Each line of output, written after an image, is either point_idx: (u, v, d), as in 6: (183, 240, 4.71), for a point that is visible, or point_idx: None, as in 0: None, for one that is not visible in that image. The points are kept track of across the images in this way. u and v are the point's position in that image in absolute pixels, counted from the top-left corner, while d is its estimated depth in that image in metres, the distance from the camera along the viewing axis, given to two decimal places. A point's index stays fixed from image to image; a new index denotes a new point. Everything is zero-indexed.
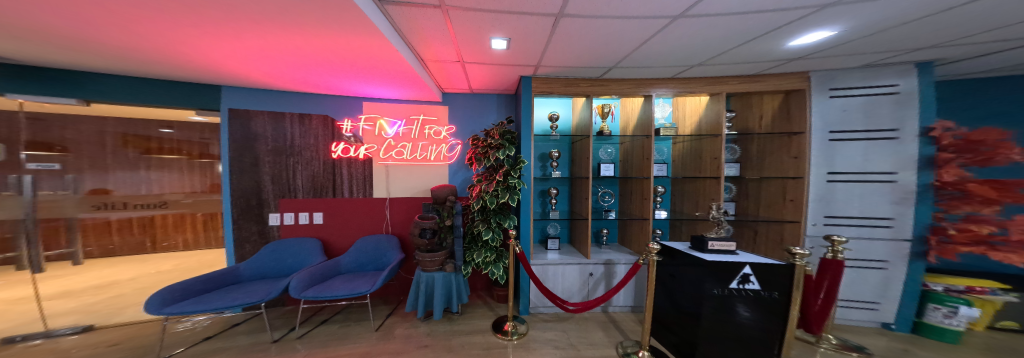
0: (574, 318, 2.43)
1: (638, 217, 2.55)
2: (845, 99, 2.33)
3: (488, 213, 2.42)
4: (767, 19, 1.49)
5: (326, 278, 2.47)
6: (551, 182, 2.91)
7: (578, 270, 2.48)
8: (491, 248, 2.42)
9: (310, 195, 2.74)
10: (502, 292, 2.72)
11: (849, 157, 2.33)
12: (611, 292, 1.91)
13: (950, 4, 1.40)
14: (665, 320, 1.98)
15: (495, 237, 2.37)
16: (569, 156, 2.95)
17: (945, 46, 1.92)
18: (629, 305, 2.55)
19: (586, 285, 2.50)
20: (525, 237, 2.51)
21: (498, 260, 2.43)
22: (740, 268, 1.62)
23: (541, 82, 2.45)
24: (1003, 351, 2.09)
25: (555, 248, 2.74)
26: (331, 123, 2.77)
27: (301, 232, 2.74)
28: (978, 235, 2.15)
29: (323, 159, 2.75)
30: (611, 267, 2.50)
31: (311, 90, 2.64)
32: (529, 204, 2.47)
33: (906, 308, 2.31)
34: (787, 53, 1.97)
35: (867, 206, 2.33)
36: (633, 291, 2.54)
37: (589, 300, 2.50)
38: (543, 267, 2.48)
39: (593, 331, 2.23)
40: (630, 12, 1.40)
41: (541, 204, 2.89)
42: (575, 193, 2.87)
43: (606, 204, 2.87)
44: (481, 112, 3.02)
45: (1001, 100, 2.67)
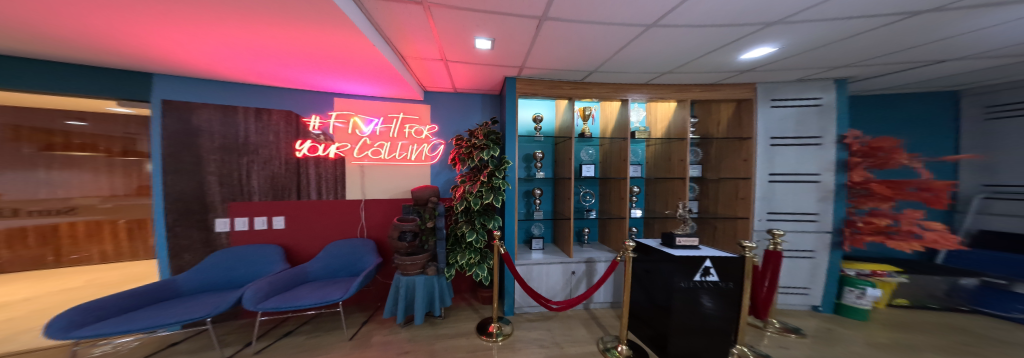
0: (558, 316, 2.49)
1: (616, 216, 2.66)
2: (783, 109, 2.62)
3: (472, 214, 2.40)
4: (724, 33, 1.63)
5: (290, 287, 2.28)
6: (535, 183, 2.95)
7: (561, 269, 2.53)
8: (476, 249, 2.40)
9: (268, 197, 2.52)
10: (487, 294, 2.71)
11: (789, 160, 2.62)
12: (592, 289, 1.97)
13: (865, 29, 1.63)
14: (645, 316, 2.08)
15: (479, 238, 2.35)
16: (553, 156, 3.01)
17: (857, 66, 2.25)
18: (608, 302, 2.65)
19: (568, 284, 2.55)
20: (510, 239, 2.50)
21: (483, 261, 2.41)
22: (702, 261, 1.76)
23: (525, 84, 2.47)
24: (912, 324, 2.48)
25: (540, 248, 2.79)
26: (295, 119, 2.57)
27: (258, 238, 2.51)
28: (879, 226, 2.43)
29: (285, 158, 2.54)
30: (592, 265, 2.57)
31: (280, 84, 2.46)
32: (513, 204, 2.48)
33: (830, 291, 2.66)
34: (740, 65, 2.17)
35: (799, 203, 2.63)
36: (613, 288, 2.64)
37: (572, 297, 2.56)
38: (527, 267, 2.50)
39: (576, 328, 2.29)
40: (609, 19, 1.45)
41: (525, 204, 2.93)
42: (558, 194, 2.91)
43: (588, 203, 2.93)
44: (463, 112, 2.97)
45: (897, 114, 3.20)
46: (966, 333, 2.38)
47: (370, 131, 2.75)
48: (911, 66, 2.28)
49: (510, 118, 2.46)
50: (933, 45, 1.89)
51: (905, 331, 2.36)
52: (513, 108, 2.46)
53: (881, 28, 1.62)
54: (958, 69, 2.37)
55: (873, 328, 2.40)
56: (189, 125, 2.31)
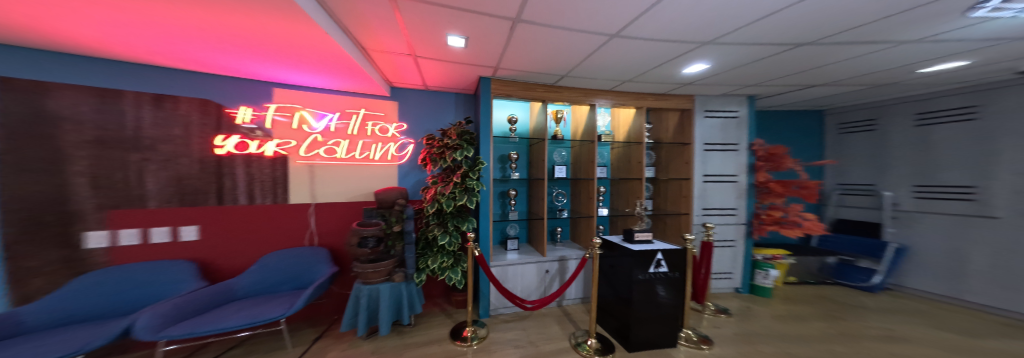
0: (533, 315, 2.53)
1: (584, 214, 2.81)
2: (713, 119, 3.04)
3: (448, 215, 2.33)
4: (671, 48, 1.84)
5: (212, 309, 1.94)
6: (510, 184, 2.96)
7: (536, 268, 2.58)
8: (450, 251, 2.33)
9: (171, 202, 2.09)
10: (461, 298, 2.58)
11: (720, 164, 3.04)
12: (564, 286, 2.05)
13: (769, 53, 1.95)
14: (610, 308, 2.23)
15: (454, 241, 2.27)
16: (527, 157, 3.05)
17: (764, 85, 2.72)
18: (579, 297, 2.77)
19: (542, 282, 2.61)
20: (484, 241, 2.46)
21: (457, 264, 2.33)
22: (654, 255, 1.95)
23: (498, 84, 2.46)
24: (809, 297, 3.06)
25: (515, 248, 2.79)
26: (215, 110, 2.19)
27: (158, 254, 2.08)
28: (775, 218, 2.96)
29: (199, 155, 2.14)
30: (565, 263, 2.66)
31: (209, 70, 2.10)
32: (488, 205, 2.44)
33: (745, 274, 3.16)
34: (684, 78, 2.45)
35: (724, 200, 3.07)
36: (582, 284, 2.77)
37: (546, 295, 2.61)
38: (502, 268, 2.49)
39: (550, 325, 2.34)
40: (579, 26, 1.52)
41: (501, 205, 2.93)
42: (533, 194, 2.94)
43: (560, 203, 3.00)
44: (434, 111, 2.84)
45: (789, 127, 3.95)
46: (840, 299, 3.03)
47: (324, 127, 2.49)
48: (792, 88, 2.84)
49: (487, 117, 2.43)
50: (816, 70, 2.33)
51: (798, 303, 2.91)
52: (488, 109, 2.44)
53: (782, 52, 1.95)
54: (821, 93, 3.05)
55: (775, 303, 2.90)
56: (50, 112, 1.79)
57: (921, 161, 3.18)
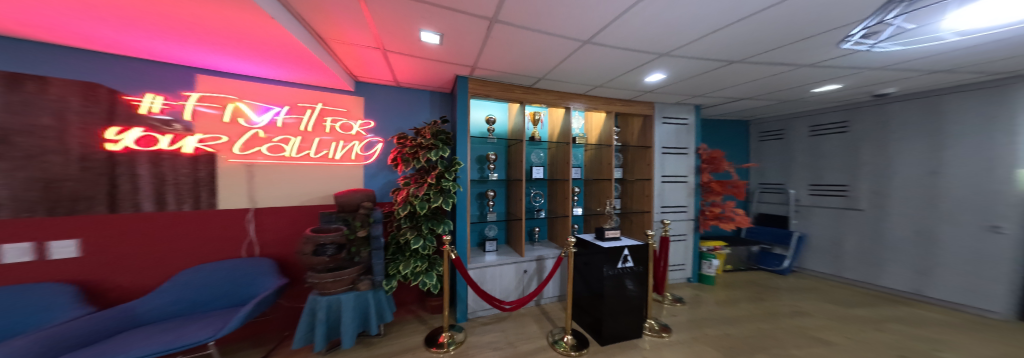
0: (511, 316, 2.52)
1: (561, 214, 2.89)
2: (669, 126, 3.34)
3: (422, 217, 2.22)
4: (634, 58, 1.99)
5: (99, 341, 1.58)
6: (488, 185, 2.93)
7: (514, 268, 2.57)
8: (424, 256, 2.23)
9: (39, 211, 1.65)
10: (437, 302, 2.50)
11: (675, 166, 3.36)
12: (542, 285, 2.08)
13: (713, 67, 2.20)
14: (584, 304, 2.32)
15: (429, 244, 2.17)
16: (506, 158, 3.03)
17: (709, 96, 3.07)
18: (556, 295, 2.83)
19: (521, 282, 2.61)
20: (461, 243, 2.40)
21: (432, 268, 2.23)
22: (621, 251, 2.08)
23: (476, 83, 2.42)
24: (747, 283, 3.51)
25: (493, 250, 2.76)
26: (106, 96, 1.79)
27: (16, 277, 1.62)
28: (715, 213, 3.38)
29: (79, 152, 1.72)
30: (542, 262, 2.70)
31: (122, 51, 1.77)
32: (464, 206, 2.39)
33: (694, 264, 3.53)
34: (646, 86, 2.66)
35: (678, 198, 3.40)
36: (559, 282, 2.83)
37: (525, 295, 2.63)
38: (480, 270, 2.45)
39: (528, 325, 2.36)
40: (553, 30, 1.57)
41: (478, 207, 2.89)
42: (511, 195, 2.94)
43: (538, 204, 3.07)
44: (407, 109, 2.70)
45: (726, 134, 4.49)
46: (768, 283, 3.54)
47: (268, 121, 2.22)
48: (725, 100, 3.26)
49: (464, 116, 2.39)
50: (747, 84, 2.69)
51: (735, 288, 3.33)
52: (465, 108, 2.40)
53: (723, 67, 2.22)
54: (744, 106, 3.56)
55: (718, 290, 3.27)
56: None
57: (813, 164, 3.88)
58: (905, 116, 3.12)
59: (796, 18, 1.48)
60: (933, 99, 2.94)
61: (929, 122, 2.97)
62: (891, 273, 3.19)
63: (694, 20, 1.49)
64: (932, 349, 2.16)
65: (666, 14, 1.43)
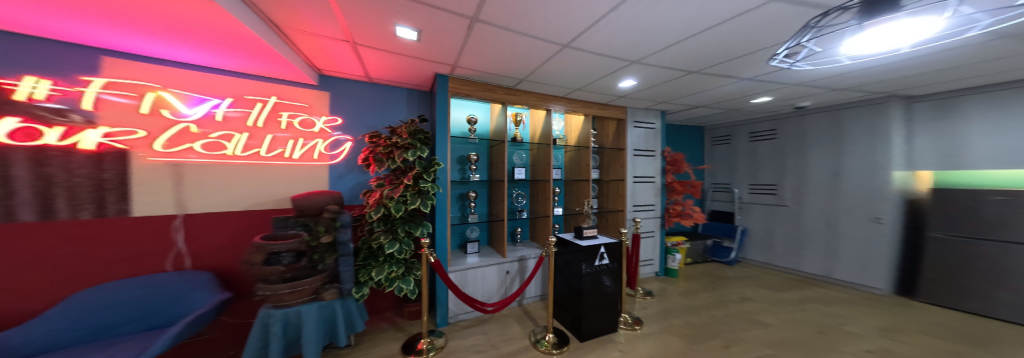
0: (494, 318, 2.49)
1: (542, 214, 2.92)
2: (640, 129, 3.55)
3: (399, 219, 2.12)
4: (609, 64, 2.08)
5: None
6: (469, 186, 2.88)
7: (496, 270, 2.54)
8: (400, 260, 2.12)
9: None
10: (415, 308, 2.37)
11: (645, 167, 3.58)
12: (524, 285, 2.08)
13: (676, 75, 2.37)
14: (565, 302, 2.36)
15: (406, 248, 2.07)
16: (487, 159, 2.99)
17: (673, 103, 3.31)
18: (538, 295, 2.85)
19: (503, 283, 2.59)
20: (440, 246, 2.31)
21: (409, 273, 2.13)
22: (598, 249, 2.18)
23: (456, 82, 2.36)
24: (706, 274, 3.85)
25: (475, 252, 2.70)
26: None
27: None
28: (677, 212, 3.72)
29: None
30: (524, 263, 2.70)
31: (9, 26, 1.45)
32: (444, 208, 2.32)
33: (661, 258, 3.78)
34: (620, 91, 2.80)
35: (646, 197, 3.62)
36: (541, 281, 2.86)
37: (507, 296, 2.60)
38: (461, 273, 2.40)
39: (511, 326, 2.35)
40: (534, 32, 1.59)
41: (459, 208, 2.83)
42: (493, 196, 2.90)
43: (520, 204, 3.09)
44: (380, 106, 2.55)
45: (687, 138, 4.88)
46: (721, 273, 3.92)
47: (202, 114, 1.95)
48: (684, 107, 3.54)
49: (445, 113, 2.32)
50: (703, 93, 2.95)
51: (695, 279, 3.63)
52: (445, 107, 2.33)
53: (685, 76, 2.41)
54: (699, 113, 3.91)
55: (681, 282, 3.55)
56: None
57: (751, 166, 4.38)
58: (820, 125, 3.66)
59: (741, 34, 1.68)
60: (838, 112, 3.51)
61: (837, 132, 3.52)
62: (809, 259, 3.73)
63: (660, 30, 1.60)
64: (838, 324, 2.55)
65: (636, 24, 1.52)
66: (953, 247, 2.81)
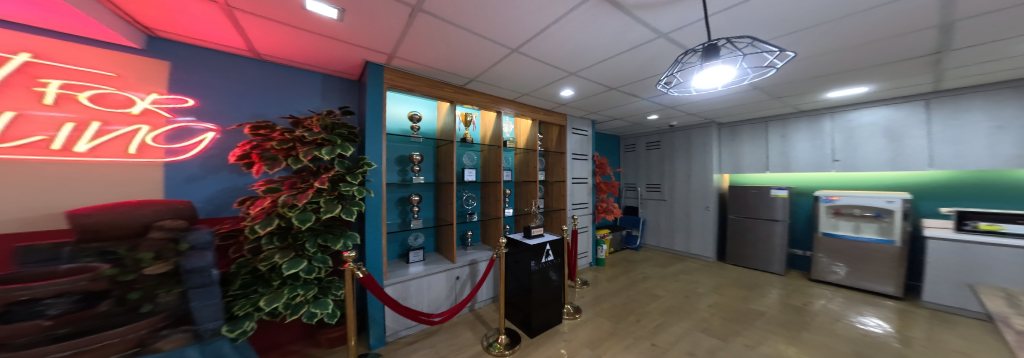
0: (443, 328, 2.34)
1: (493, 216, 2.92)
2: (577, 136, 3.92)
3: (308, 231, 1.78)
4: (551, 73, 2.23)
5: None
6: (412, 188, 2.66)
7: (444, 277, 2.41)
8: (312, 281, 1.77)
9: None
10: (337, 333, 2.07)
11: (581, 169, 3.96)
12: (476, 289, 2.02)
13: (603, 89, 2.67)
14: (515, 301, 2.40)
15: (318, 265, 1.73)
16: (432, 160, 2.81)
17: (602, 114, 3.76)
18: (489, 297, 2.82)
19: (452, 290, 2.48)
20: (371, 258, 2.05)
21: (322, 297, 1.77)
22: (543, 247, 2.31)
23: (390, 73, 2.12)
24: (625, 260, 4.50)
25: (419, 260, 2.50)
26: None
27: None
28: (604, 208, 4.36)
29: None
30: (474, 266, 2.64)
31: None
32: (379, 213, 2.08)
33: (592, 249, 4.22)
34: (562, 99, 3.01)
35: (582, 197, 3.99)
36: (492, 284, 2.83)
37: (457, 302, 2.50)
38: (401, 285, 2.18)
39: (462, 333, 2.27)
40: (484, 33, 1.58)
41: (399, 213, 2.58)
42: (440, 199, 2.76)
43: (470, 207, 3.05)
44: (272, 93, 2.09)
45: (608, 143, 5.52)
46: (633, 258, 4.65)
47: None
48: (607, 119, 4.08)
49: (379, 106, 2.08)
50: (617, 108, 3.47)
51: (616, 266, 4.19)
52: (379, 102, 2.09)
53: (609, 91, 2.74)
54: (614, 125, 4.61)
55: (607, 269, 4.05)
56: None
57: (644, 170, 5.32)
58: (683, 140, 4.77)
59: (636, 62, 2.06)
60: (688, 132, 4.72)
61: (688, 145, 4.71)
62: (680, 242, 4.80)
63: (588, 49, 1.83)
64: (695, 287, 3.38)
65: (569, 42, 1.72)
66: (754, 225, 4.08)
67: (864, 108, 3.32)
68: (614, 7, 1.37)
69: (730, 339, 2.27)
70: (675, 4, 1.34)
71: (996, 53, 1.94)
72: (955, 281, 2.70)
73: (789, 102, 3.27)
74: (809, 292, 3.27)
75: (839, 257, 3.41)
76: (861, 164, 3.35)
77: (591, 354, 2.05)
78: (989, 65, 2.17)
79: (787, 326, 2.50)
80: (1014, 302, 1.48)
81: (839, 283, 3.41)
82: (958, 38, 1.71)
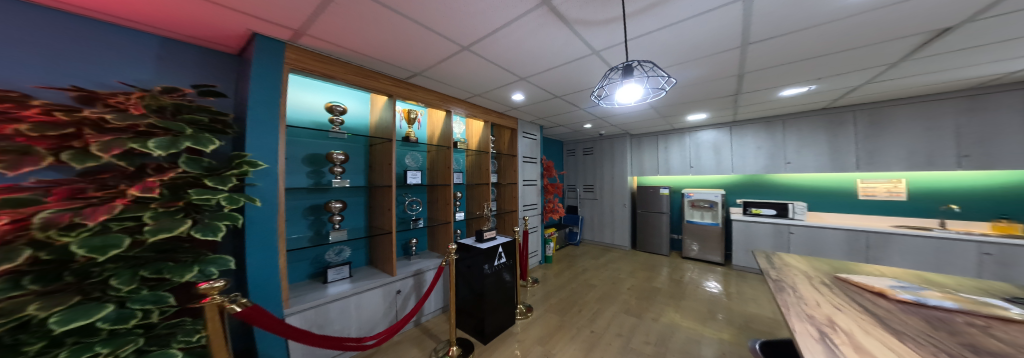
0: (382, 350, 2.13)
1: (443, 221, 2.79)
2: (528, 139, 4.05)
3: (115, 263, 1.18)
4: (501, 76, 2.27)
5: None
6: (332, 194, 2.31)
7: (382, 292, 2.20)
8: (131, 331, 1.16)
9: None
10: None
11: (532, 172, 4.09)
12: (421, 302, 1.87)
13: (548, 96, 2.81)
14: (468, 308, 2.32)
15: (139, 308, 1.15)
16: (363, 161, 2.53)
17: (549, 120, 3.94)
18: (438, 308, 2.68)
19: (392, 306, 2.27)
20: (261, 282, 1.65)
21: (155, 349, 1.17)
22: (496, 249, 2.31)
23: (301, 54, 1.82)
24: (568, 256, 4.80)
25: (339, 278, 2.18)
26: None
27: None
28: (551, 208, 4.62)
29: None
30: (419, 277, 2.47)
31: None
32: (273, 225, 1.71)
33: (540, 247, 4.38)
34: (513, 102, 3.05)
35: (532, 198, 4.11)
36: (440, 294, 2.69)
37: (398, 319, 2.30)
38: (317, 310, 1.87)
39: (407, 351, 2.11)
40: (433, 25, 1.51)
41: (313, 224, 2.21)
42: (374, 206, 2.51)
43: (414, 212, 2.84)
44: (46, 52, 1.33)
45: (553, 147, 5.77)
46: (574, 253, 4.99)
47: None
48: (554, 125, 4.33)
49: (274, 94, 1.72)
50: (561, 116, 3.69)
51: (563, 262, 4.43)
52: (275, 90, 1.73)
53: (555, 98, 2.89)
54: (560, 131, 4.91)
55: (553, 266, 4.24)
56: None
57: (581, 172, 5.76)
58: (610, 147, 5.36)
59: (565, 78, 2.31)
60: (611, 140, 5.35)
61: (612, 151, 5.34)
62: (610, 236, 5.34)
63: (535, 58, 1.92)
64: (618, 273, 3.85)
65: (514, 49, 1.78)
66: (647, 219, 4.97)
67: (701, 130, 4.54)
68: (559, 19, 1.46)
69: (644, 315, 2.65)
70: (608, 24, 1.50)
71: (759, 98, 2.95)
72: (743, 249, 3.99)
73: (670, 122, 4.10)
74: (685, 267, 4.11)
75: (693, 237, 4.45)
76: (704, 171, 4.53)
77: (543, 350, 2.12)
78: (760, 105, 3.29)
79: (676, 297, 3.04)
80: (770, 259, 2.10)
81: (698, 257, 4.40)
82: (759, 82, 2.49)
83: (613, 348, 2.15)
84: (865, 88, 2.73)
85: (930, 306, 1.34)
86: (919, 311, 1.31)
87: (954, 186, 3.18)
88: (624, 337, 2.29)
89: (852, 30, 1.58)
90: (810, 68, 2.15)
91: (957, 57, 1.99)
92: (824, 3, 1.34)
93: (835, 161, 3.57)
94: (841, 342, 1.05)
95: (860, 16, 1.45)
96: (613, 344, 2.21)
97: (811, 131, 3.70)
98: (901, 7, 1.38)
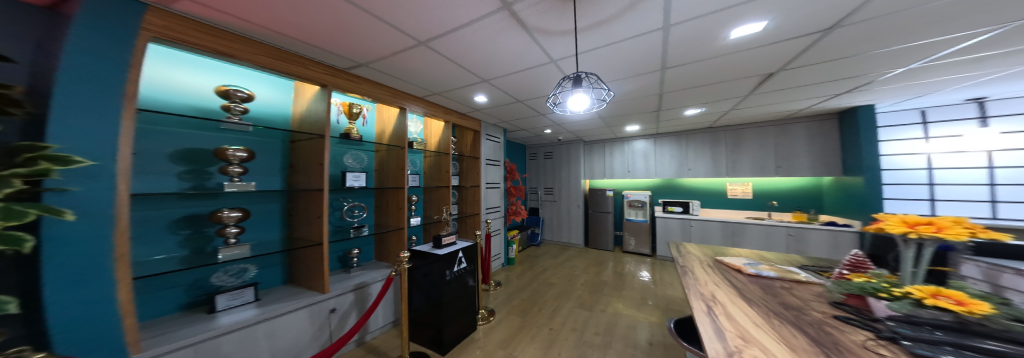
0: None
1: (395, 227, 2.63)
2: (490, 142, 4.03)
3: None
4: (462, 77, 2.24)
5: None
6: (228, 202, 1.95)
7: (310, 313, 1.96)
8: None
9: None
10: None
11: (494, 174, 4.08)
12: (364, 318, 1.71)
13: (509, 99, 2.83)
14: (424, 319, 2.17)
15: None
16: (280, 160, 2.23)
17: (512, 123, 3.98)
18: (387, 322, 2.49)
19: (324, 327, 2.04)
20: (87, 321, 1.20)
21: None
22: (456, 254, 2.24)
23: (181, 24, 1.49)
24: (529, 257, 4.87)
25: (229, 306, 1.79)
26: None
27: None
28: (514, 210, 4.66)
29: None
30: (362, 291, 2.29)
31: None
32: (104, 245, 1.24)
33: (503, 250, 4.37)
34: (474, 104, 3.01)
35: (495, 200, 4.09)
36: (387, 307, 2.49)
37: (333, 341, 2.09)
38: (213, 344, 1.53)
39: None
40: (380, 13, 1.42)
41: (200, 240, 1.84)
42: (296, 215, 2.24)
43: (358, 219, 2.61)
44: None
45: (515, 151, 5.82)
46: (535, 253, 5.09)
47: None
48: (517, 129, 4.38)
49: (116, 68, 1.29)
50: (525, 120, 3.75)
51: (523, 263, 4.48)
52: (126, 60, 1.33)
53: (517, 102, 2.91)
54: (523, 135, 5.00)
55: (515, 268, 4.27)
56: None
57: (542, 175, 5.92)
58: (566, 152, 5.61)
59: (522, 82, 2.35)
60: (567, 145, 5.61)
61: (568, 155, 5.60)
62: (568, 235, 5.57)
63: (494, 61, 1.92)
64: (576, 270, 4.02)
65: (476, 50, 1.76)
66: (598, 218, 5.29)
67: (636, 139, 5.00)
68: (518, 25, 1.47)
69: (594, 308, 2.81)
70: (565, 35, 1.57)
71: (670, 115, 3.38)
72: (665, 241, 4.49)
73: (613, 131, 4.46)
74: (628, 260, 4.48)
75: (630, 233, 4.87)
76: (639, 174, 4.96)
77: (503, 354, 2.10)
78: (676, 121, 3.74)
79: (621, 288, 3.29)
80: (679, 249, 2.38)
81: (638, 252, 4.81)
82: (682, 102, 2.82)
83: (570, 343, 2.23)
84: (733, 113, 3.34)
85: (762, 276, 1.65)
86: (757, 280, 1.59)
87: (791, 187, 4.10)
88: (578, 331, 2.39)
89: (751, 62, 1.88)
90: (720, 91, 2.50)
91: (807, 90, 2.54)
92: (714, 39, 1.58)
93: (713, 167, 4.36)
94: (721, 313, 1.22)
95: (766, 47, 1.67)
96: (569, 338, 2.28)
97: (704, 146, 4.41)
98: (786, 45, 1.66)
